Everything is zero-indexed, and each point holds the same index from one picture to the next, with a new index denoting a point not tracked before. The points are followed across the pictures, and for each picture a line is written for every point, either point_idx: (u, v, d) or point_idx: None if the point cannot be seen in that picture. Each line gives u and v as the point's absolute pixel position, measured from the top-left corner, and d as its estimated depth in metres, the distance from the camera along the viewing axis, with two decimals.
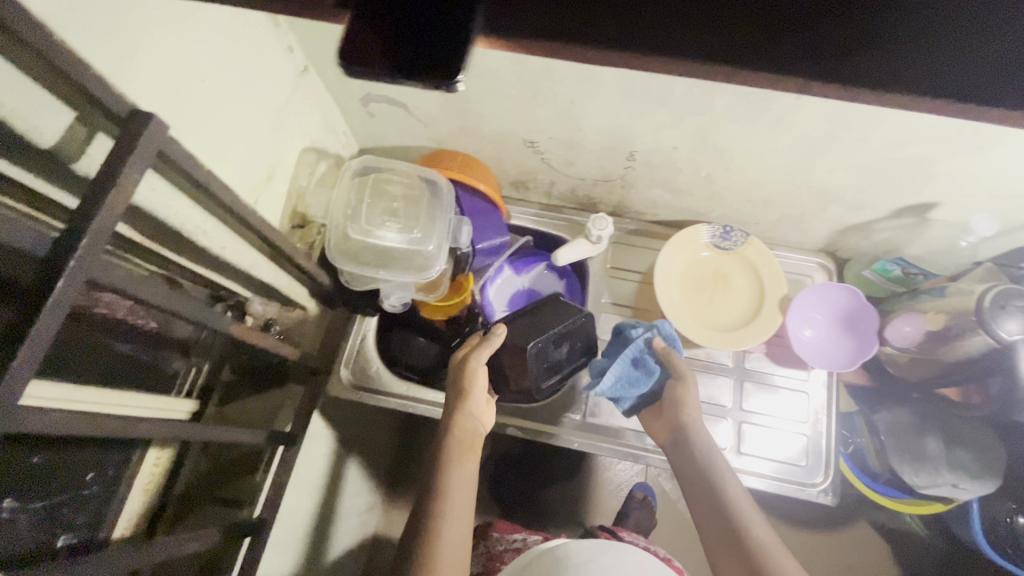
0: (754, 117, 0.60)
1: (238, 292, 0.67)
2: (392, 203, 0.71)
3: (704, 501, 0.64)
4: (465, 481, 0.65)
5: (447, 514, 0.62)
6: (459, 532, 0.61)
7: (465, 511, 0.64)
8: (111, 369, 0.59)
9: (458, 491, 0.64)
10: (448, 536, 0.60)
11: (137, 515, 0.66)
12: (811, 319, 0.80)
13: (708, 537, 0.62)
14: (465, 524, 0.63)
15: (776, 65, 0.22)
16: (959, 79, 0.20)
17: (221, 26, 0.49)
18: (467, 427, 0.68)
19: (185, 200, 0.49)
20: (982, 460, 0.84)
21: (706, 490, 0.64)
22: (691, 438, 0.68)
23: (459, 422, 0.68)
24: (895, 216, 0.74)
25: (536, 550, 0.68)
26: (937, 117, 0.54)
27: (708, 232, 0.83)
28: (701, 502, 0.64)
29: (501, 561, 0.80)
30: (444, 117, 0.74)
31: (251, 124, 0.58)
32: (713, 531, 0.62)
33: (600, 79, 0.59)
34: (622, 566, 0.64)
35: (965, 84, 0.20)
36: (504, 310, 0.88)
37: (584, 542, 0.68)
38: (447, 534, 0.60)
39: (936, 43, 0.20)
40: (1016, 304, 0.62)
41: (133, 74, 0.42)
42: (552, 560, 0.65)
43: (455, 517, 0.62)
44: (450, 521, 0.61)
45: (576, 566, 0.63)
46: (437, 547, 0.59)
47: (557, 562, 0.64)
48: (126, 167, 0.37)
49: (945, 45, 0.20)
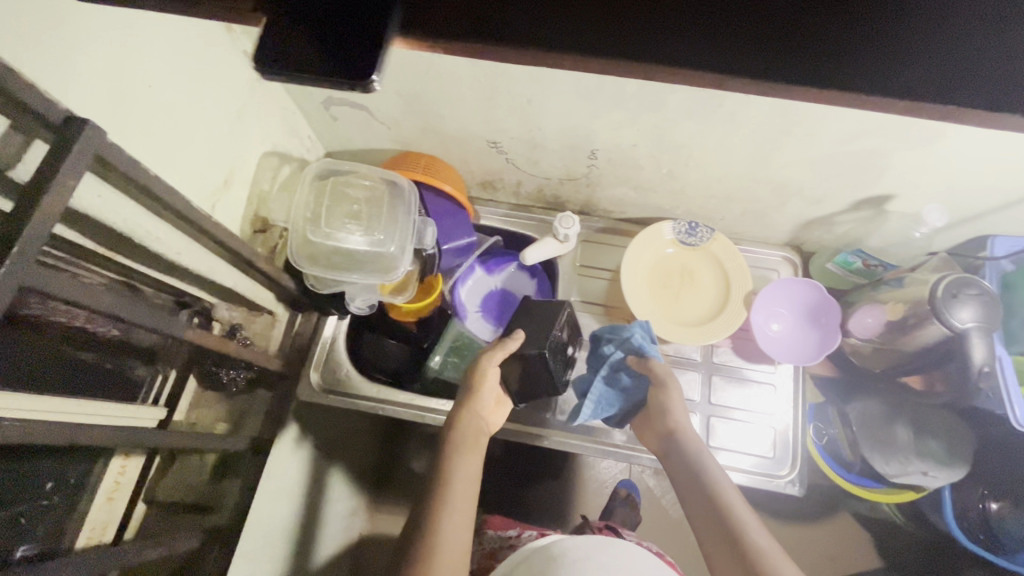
0: (707, 113, 0.61)
1: (203, 299, 0.67)
2: (353, 205, 0.71)
3: (696, 501, 0.59)
4: (470, 478, 0.62)
5: (449, 510, 0.58)
6: (460, 530, 0.57)
7: (468, 509, 0.59)
8: (72, 377, 0.58)
9: (461, 487, 0.60)
10: (450, 533, 0.56)
11: (102, 525, 0.65)
12: (775, 313, 0.81)
13: (703, 541, 0.57)
14: (468, 523, 0.58)
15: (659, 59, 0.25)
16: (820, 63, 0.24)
17: (169, 32, 0.49)
18: (472, 426, 0.67)
19: (133, 206, 0.49)
20: (950, 448, 0.85)
21: (696, 490, 0.60)
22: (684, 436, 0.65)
23: (464, 419, 0.67)
24: (853, 209, 0.75)
25: (531, 548, 0.68)
26: (881, 111, 0.55)
27: (674, 228, 0.84)
28: (693, 505, 0.59)
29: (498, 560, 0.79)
30: (407, 119, 0.74)
31: (205, 129, 0.58)
32: (707, 532, 0.56)
33: (554, 78, 0.60)
34: (618, 563, 0.64)
35: (818, 63, 0.24)
36: (477, 311, 0.87)
37: (579, 540, 0.67)
38: (448, 529, 0.56)
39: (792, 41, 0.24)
40: (968, 292, 0.64)
41: (71, 81, 0.42)
42: (544, 559, 0.65)
43: (455, 515, 0.58)
44: (452, 518, 0.57)
45: (572, 564, 0.62)
46: (434, 543, 0.55)
47: (551, 561, 0.64)
48: (58, 172, 0.36)
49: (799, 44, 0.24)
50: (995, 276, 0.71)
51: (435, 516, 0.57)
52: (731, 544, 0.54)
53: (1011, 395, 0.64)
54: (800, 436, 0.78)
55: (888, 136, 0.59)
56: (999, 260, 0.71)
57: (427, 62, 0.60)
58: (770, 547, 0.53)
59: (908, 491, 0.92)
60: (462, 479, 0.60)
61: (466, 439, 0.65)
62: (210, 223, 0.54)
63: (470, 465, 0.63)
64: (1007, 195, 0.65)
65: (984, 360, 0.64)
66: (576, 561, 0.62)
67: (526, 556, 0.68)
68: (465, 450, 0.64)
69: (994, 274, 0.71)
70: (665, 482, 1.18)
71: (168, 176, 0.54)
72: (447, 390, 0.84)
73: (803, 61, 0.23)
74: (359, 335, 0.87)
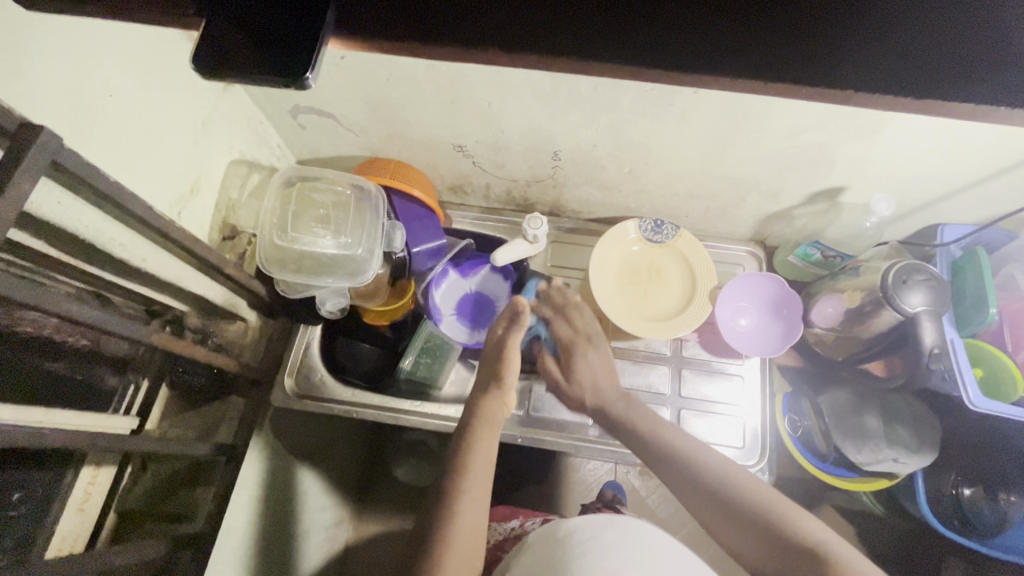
0: (660, 112, 0.64)
1: (175, 307, 0.67)
2: (320, 210, 0.73)
3: (686, 487, 0.61)
4: (487, 466, 0.61)
5: (466, 500, 0.57)
6: (476, 521, 0.57)
7: (484, 499, 0.59)
8: (38, 386, 0.58)
9: (479, 474, 0.59)
10: (467, 522, 0.56)
11: (71, 538, 0.64)
12: (740, 308, 0.83)
13: (711, 525, 0.59)
14: (484, 514, 0.58)
15: (575, 54, 0.28)
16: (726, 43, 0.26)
17: (132, 42, 0.51)
18: (490, 409, 0.68)
19: (94, 212, 0.50)
20: (918, 434, 0.87)
21: (678, 475, 0.62)
22: (632, 413, 0.69)
23: (487, 403, 0.68)
24: (809, 202, 0.78)
25: (541, 532, 0.70)
26: (819, 105, 0.58)
27: (639, 226, 0.86)
28: (682, 487, 0.61)
29: (502, 552, 0.80)
30: (373, 125, 0.76)
31: (171, 137, 0.59)
32: (710, 515, 0.59)
33: (511, 81, 0.62)
34: (626, 539, 0.65)
35: (717, 53, 0.27)
36: (452, 313, 0.88)
37: (584, 520, 0.68)
38: (465, 520, 0.56)
39: (701, 23, 0.26)
40: (915, 278, 0.68)
41: (29, 90, 0.43)
42: (553, 542, 0.66)
43: (474, 497, 0.58)
44: (468, 508, 0.57)
45: (578, 544, 0.63)
46: (451, 532, 0.55)
47: (559, 542, 0.65)
48: (13, 177, 0.37)
49: (708, 27, 0.26)
50: (945, 263, 0.75)
51: (453, 509, 0.56)
52: (735, 517, 0.57)
53: (963, 375, 0.68)
54: (769, 426, 0.80)
55: (832, 129, 0.62)
56: (948, 246, 0.75)
57: (388, 68, 0.62)
58: (773, 504, 0.56)
59: (884, 478, 0.89)
60: (479, 467, 0.60)
61: (486, 425, 0.65)
62: (174, 228, 0.55)
63: (485, 448, 0.62)
64: (948, 183, 0.69)
65: (934, 342, 0.67)
66: (583, 542, 0.63)
67: (534, 541, 0.69)
68: (481, 436, 0.63)
69: (945, 261, 0.75)
70: (651, 481, 1.19)
71: (132, 183, 0.55)
72: (421, 393, 0.85)
73: (706, 38, 0.26)
74: (333, 342, 0.88)
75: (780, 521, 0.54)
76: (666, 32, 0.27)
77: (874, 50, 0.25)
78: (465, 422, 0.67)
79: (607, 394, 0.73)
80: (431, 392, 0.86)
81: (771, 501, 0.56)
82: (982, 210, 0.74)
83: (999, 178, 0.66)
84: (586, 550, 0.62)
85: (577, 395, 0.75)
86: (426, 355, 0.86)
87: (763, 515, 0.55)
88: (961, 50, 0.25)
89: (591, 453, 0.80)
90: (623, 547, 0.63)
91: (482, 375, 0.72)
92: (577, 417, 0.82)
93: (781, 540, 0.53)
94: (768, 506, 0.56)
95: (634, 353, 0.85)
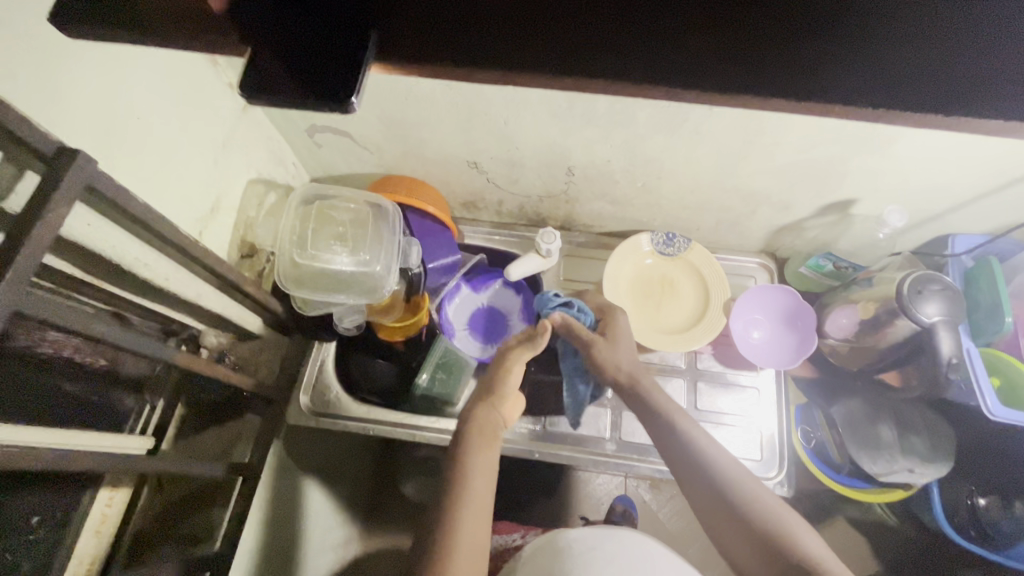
0: (674, 128, 0.65)
1: (191, 326, 0.69)
2: (338, 227, 0.74)
3: (692, 481, 0.60)
4: (486, 475, 0.61)
5: (468, 506, 0.57)
6: (479, 526, 0.57)
7: (482, 521, 0.58)
8: (60, 411, 0.58)
9: (480, 484, 0.59)
10: (470, 527, 0.56)
11: (87, 559, 0.65)
12: (753, 320, 0.83)
13: (705, 517, 0.60)
14: (486, 518, 0.58)
15: (609, 75, 0.29)
16: (757, 67, 0.27)
17: (162, 65, 0.52)
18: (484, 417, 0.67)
19: (123, 233, 0.50)
20: (933, 445, 0.86)
21: (691, 473, 0.60)
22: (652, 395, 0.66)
23: (480, 415, 0.67)
24: (821, 214, 0.79)
25: (539, 542, 0.69)
26: (833, 120, 0.59)
27: (651, 239, 0.87)
28: (691, 485, 0.60)
29: (503, 561, 0.84)
30: (388, 143, 0.77)
31: (194, 158, 0.60)
32: (708, 509, 0.59)
33: (528, 100, 0.63)
34: (624, 551, 0.65)
35: (744, 78, 0.28)
36: (464, 328, 0.88)
37: (585, 530, 0.68)
38: (468, 526, 0.56)
39: (734, 46, 0.27)
40: (930, 288, 0.69)
41: (58, 114, 0.43)
42: (551, 552, 0.66)
43: (473, 517, 0.57)
44: (472, 513, 0.57)
45: (579, 555, 0.63)
46: (455, 534, 0.55)
47: (558, 552, 0.65)
48: (50, 201, 0.37)
49: (743, 45, 0.27)
50: (958, 273, 0.76)
51: (455, 515, 0.56)
52: (736, 519, 0.57)
53: (980, 384, 0.68)
54: (788, 438, 0.79)
55: (844, 142, 0.62)
56: (961, 257, 0.76)
57: (407, 87, 0.63)
58: (779, 517, 0.55)
59: (896, 491, 0.89)
60: (478, 474, 0.60)
61: (471, 451, 0.62)
62: (198, 248, 0.55)
63: (481, 483, 0.60)
64: (960, 194, 0.70)
65: (952, 352, 0.68)
66: (583, 552, 0.63)
67: (533, 551, 0.69)
68: (475, 468, 0.60)
69: (957, 271, 0.76)
70: (662, 495, 1.18)
71: (156, 203, 0.56)
72: (435, 408, 0.83)
73: (739, 61, 0.27)
74: (347, 356, 0.87)
75: (782, 540, 0.54)
76: (701, 52, 0.28)
77: (915, 69, 0.26)
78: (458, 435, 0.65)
79: (642, 374, 0.69)
80: (448, 408, 0.84)
81: (778, 514, 0.56)
82: (994, 220, 0.75)
83: (1011, 188, 0.67)
84: (586, 561, 0.62)
85: (615, 353, 0.71)
86: (440, 372, 0.85)
87: (764, 526, 0.55)
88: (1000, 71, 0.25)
89: (608, 469, 0.80)
90: (622, 560, 0.63)
91: (479, 393, 0.72)
92: (594, 431, 0.82)
93: (774, 553, 0.54)
94: (770, 520, 0.55)
95: (649, 365, 0.85)
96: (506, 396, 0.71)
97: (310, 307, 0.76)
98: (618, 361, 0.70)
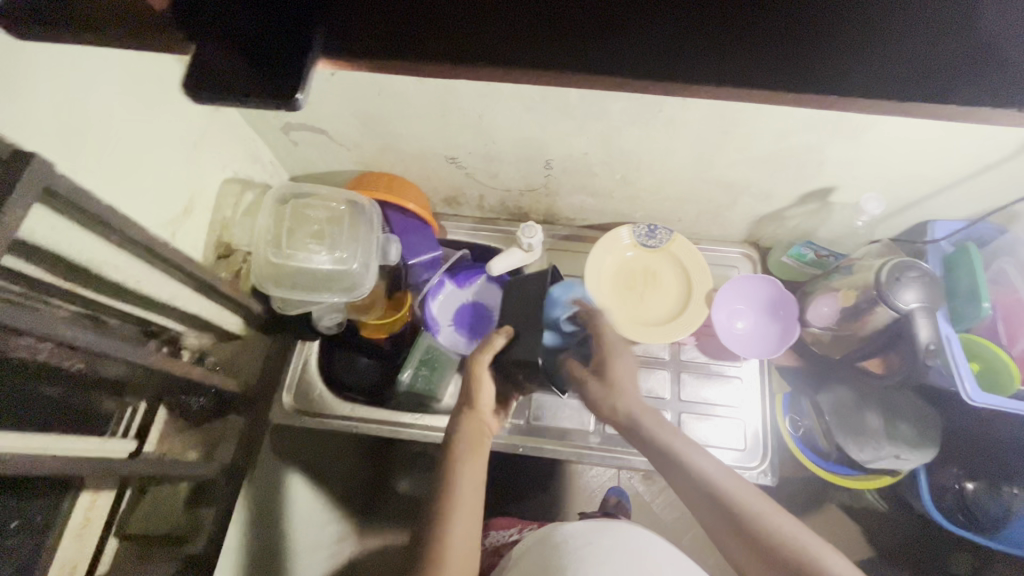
0: (649, 120, 0.65)
1: (170, 327, 0.67)
2: (314, 226, 0.74)
3: (702, 503, 0.56)
4: (476, 482, 0.59)
5: (458, 510, 0.57)
6: (468, 532, 0.56)
7: (475, 518, 0.57)
8: (34, 415, 0.57)
9: (468, 494, 0.58)
10: (460, 539, 0.55)
11: (70, 564, 0.64)
12: (736, 310, 0.84)
13: (716, 535, 0.56)
14: (478, 518, 0.58)
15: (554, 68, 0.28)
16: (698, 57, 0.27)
17: (125, 63, 0.51)
18: (473, 429, 0.64)
19: (89, 235, 0.50)
20: (919, 432, 0.85)
21: (705, 501, 0.56)
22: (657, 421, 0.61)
23: (466, 423, 0.64)
24: (802, 203, 0.79)
25: (535, 536, 0.70)
26: (804, 108, 0.58)
27: (633, 231, 0.87)
28: (715, 524, 0.56)
29: (498, 557, 0.84)
30: (365, 140, 0.77)
31: (165, 158, 0.59)
32: (717, 528, 0.56)
33: (499, 94, 0.63)
34: (621, 544, 0.64)
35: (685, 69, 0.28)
36: (449, 325, 0.87)
37: (581, 524, 0.68)
38: (458, 534, 0.55)
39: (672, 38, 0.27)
40: (909, 274, 0.69)
41: (20, 117, 0.42)
42: (548, 546, 0.66)
43: (462, 514, 0.56)
44: (459, 526, 0.56)
45: (576, 549, 0.63)
46: (444, 553, 0.54)
47: (556, 547, 0.65)
48: (6, 203, 0.37)
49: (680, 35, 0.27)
50: (937, 258, 0.76)
51: (444, 528, 0.55)
52: (748, 540, 0.53)
53: (960, 369, 0.68)
54: (772, 428, 0.79)
55: (818, 131, 0.62)
56: (939, 243, 0.77)
57: (378, 82, 0.63)
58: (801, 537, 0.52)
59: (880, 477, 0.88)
60: (468, 481, 0.58)
61: (460, 457, 0.61)
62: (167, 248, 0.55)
63: (469, 485, 0.59)
64: (937, 180, 0.69)
65: (930, 338, 0.68)
66: (579, 548, 0.63)
67: (530, 546, 0.69)
68: (462, 472, 0.59)
69: (937, 257, 0.77)
70: (655, 486, 1.18)
71: (125, 204, 0.55)
72: (421, 405, 0.84)
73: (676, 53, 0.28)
74: (332, 354, 0.87)
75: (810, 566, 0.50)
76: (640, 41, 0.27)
77: (834, 71, 0.29)
78: (450, 436, 0.64)
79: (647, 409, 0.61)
80: (431, 404, 0.84)
81: (805, 547, 0.51)
82: (972, 206, 0.75)
83: (987, 173, 0.67)
84: (583, 555, 0.62)
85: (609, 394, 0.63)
86: (425, 368, 0.85)
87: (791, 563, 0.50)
88: (908, 73, 0.29)
89: (592, 461, 0.80)
90: (619, 551, 0.63)
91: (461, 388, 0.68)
92: (579, 424, 0.82)
93: None
94: (797, 561, 0.50)
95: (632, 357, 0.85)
96: (484, 398, 0.67)
97: (290, 306, 0.77)
98: (619, 402, 0.62)
